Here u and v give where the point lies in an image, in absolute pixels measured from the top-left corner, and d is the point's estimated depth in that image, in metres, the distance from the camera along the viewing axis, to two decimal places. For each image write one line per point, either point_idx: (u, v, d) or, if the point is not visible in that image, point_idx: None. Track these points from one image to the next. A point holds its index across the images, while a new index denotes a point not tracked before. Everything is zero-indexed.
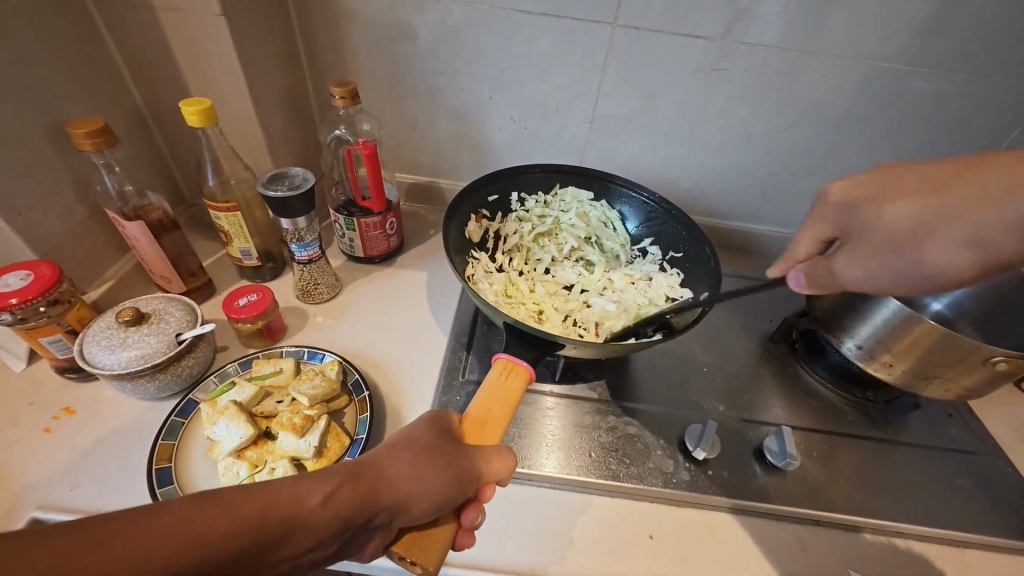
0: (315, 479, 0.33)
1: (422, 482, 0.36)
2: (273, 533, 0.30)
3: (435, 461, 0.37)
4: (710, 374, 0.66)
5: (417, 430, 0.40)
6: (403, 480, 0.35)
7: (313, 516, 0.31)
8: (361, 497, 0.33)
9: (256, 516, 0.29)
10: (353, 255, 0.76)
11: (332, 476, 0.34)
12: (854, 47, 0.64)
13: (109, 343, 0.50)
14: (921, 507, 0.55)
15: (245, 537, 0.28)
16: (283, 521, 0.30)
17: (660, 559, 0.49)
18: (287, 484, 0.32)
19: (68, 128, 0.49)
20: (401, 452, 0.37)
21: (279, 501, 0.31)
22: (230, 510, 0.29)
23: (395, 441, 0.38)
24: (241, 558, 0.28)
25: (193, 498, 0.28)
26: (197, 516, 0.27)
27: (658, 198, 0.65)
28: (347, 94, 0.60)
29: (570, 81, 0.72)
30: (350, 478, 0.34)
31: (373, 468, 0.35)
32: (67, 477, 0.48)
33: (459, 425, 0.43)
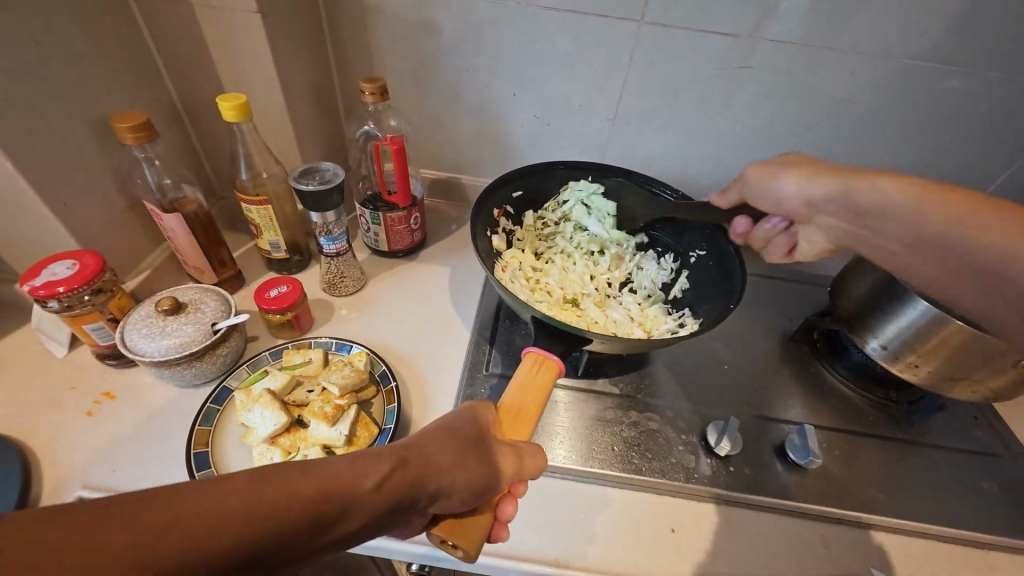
0: (368, 461, 0.34)
1: (465, 473, 0.37)
2: (330, 515, 0.31)
3: (475, 453, 0.38)
4: (731, 372, 0.67)
5: (461, 419, 0.40)
6: (448, 471, 0.36)
7: (366, 499, 0.32)
8: (409, 484, 0.34)
9: (316, 496, 0.30)
10: (377, 249, 0.77)
11: (384, 460, 0.34)
12: (885, 45, 0.63)
13: (150, 331, 0.52)
14: (945, 508, 0.55)
15: (306, 518, 0.30)
16: (339, 503, 0.31)
17: (682, 552, 0.49)
18: (343, 466, 0.33)
19: (112, 122, 0.50)
20: (447, 441, 0.38)
21: (337, 483, 0.32)
22: (291, 489, 0.30)
23: (440, 427, 0.39)
24: (300, 537, 0.29)
25: (256, 476, 0.29)
26: (261, 495, 0.29)
27: (682, 196, 0.65)
28: (376, 90, 0.61)
29: (594, 78, 0.72)
30: (400, 464, 0.35)
31: (421, 455, 0.36)
32: (110, 459, 0.50)
33: (496, 416, 0.44)
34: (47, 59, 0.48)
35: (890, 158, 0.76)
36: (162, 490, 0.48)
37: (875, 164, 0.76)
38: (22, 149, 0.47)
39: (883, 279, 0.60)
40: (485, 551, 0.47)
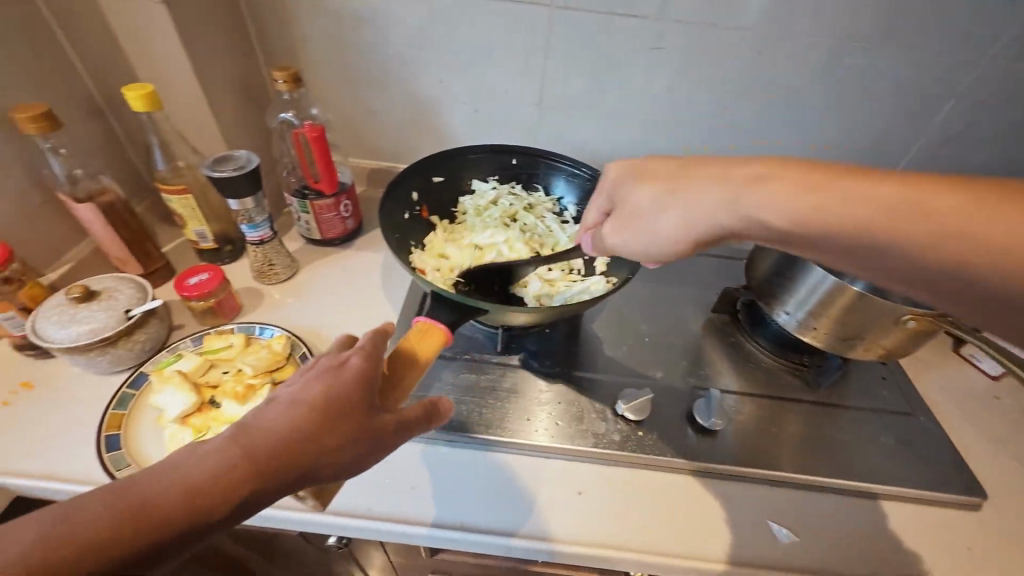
0: (215, 471, 0.31)
1: (337, 458, 0.34)
2: (175, 532, 0.30)
3: (355, 435, 0.35)
4: (652, 344, 0.69)
5: (338, 390, 0.35)
6: (322, 456, 0.34)
7: (221, 509, 0.31)
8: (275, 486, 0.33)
9: (138, 523, 0.29)
10: (311, 238, 0.78)
11: (237, 469, 0.31)
12: (789, 24, 0.66)
13: (61, 319, 0.53)
14: (844, 462, 0.57)
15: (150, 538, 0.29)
16: (187, 520, 0.30)
17: (586, 513, 0.52)
18: (126, 496, 0.29)
19: (13, 113, 0.51)
20: (310, 429, 0.33)
21: (164, 502, 0.29)
22: (100, 525, 0.28)
23: (318, 408, 0.34)
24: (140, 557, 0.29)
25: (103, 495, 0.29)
26: (69, 532, 0.27)
27: (599, 174, 0.66)
28: (289, 77, 0.62)
29: (515, 63, 0.74)
30: (258, 473, 0.32)
31: (284, 448, 0.33)
32: (24, 445, 0.51)
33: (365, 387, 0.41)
34: None
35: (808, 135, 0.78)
36: (74, 472, 0.49)
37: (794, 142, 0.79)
38: None
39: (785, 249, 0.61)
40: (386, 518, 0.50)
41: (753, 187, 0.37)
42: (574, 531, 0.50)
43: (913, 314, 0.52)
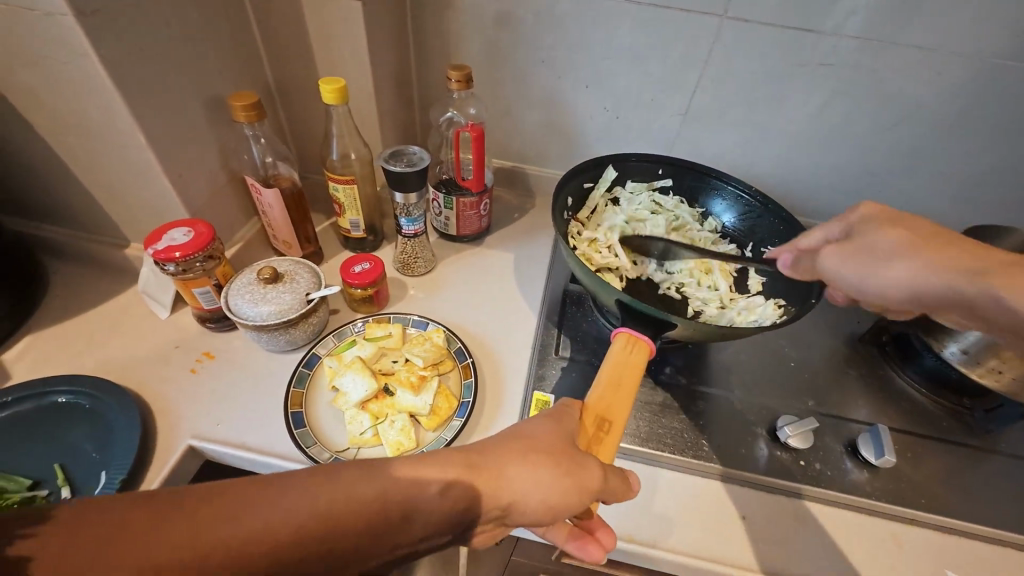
0: (432, 465, 0.32)
1: (538, 489, 0.34)
2: (394, 519, 0.30)
3: (558, 469, 0.34)
4: (797, 369, 0.67)
5: (540, 427, 0.37)
6: (521, 484, 0.34)
7: (430, 505, 0.31)
8: (475, 494, 0.33)
9: (375, 499, 0.30)
10: (446, 233, 0.80)
11: (449, 466, 0.33)
12: (978, 45, 0.62)
13: (252, 297, 0.56)
14: (1021, 517, 0.54)
15: (360, 520, 0.29)
16: (402, 510, 0.30)
17: (751, 539, 0.51)
18: (373, 472, 0.31)
19: (229, 101, 0.54)
20: (517, 449, 0.35)
21: (395, 485, 0.31)
22: (353, 489, 0.30)
23: (516, 436, 0.36)
24: (365, 535, 0.29)
25: (317, 471, 0.30)
26: (326, 491, 0.29)
27: (756, 191, 0.66)
28: (463, 78, 0.63)
29: (668, 72, 0.73)
30: (466, 472, 0.33)
31: (489, 464, 0.34)
32: (213, 414, 0.54)
33: (580, 416, 0.40)
34: (175, 40, 0.51)
35: (971, 162, 0.74)
36: (261, 444, 0.52)
37: (954, 169, 0.75)
38: (150, 119, 0.51)
39: None
40: None
41: (931, 250, 0.39)
42: (742, 557, 0.50)
43: None
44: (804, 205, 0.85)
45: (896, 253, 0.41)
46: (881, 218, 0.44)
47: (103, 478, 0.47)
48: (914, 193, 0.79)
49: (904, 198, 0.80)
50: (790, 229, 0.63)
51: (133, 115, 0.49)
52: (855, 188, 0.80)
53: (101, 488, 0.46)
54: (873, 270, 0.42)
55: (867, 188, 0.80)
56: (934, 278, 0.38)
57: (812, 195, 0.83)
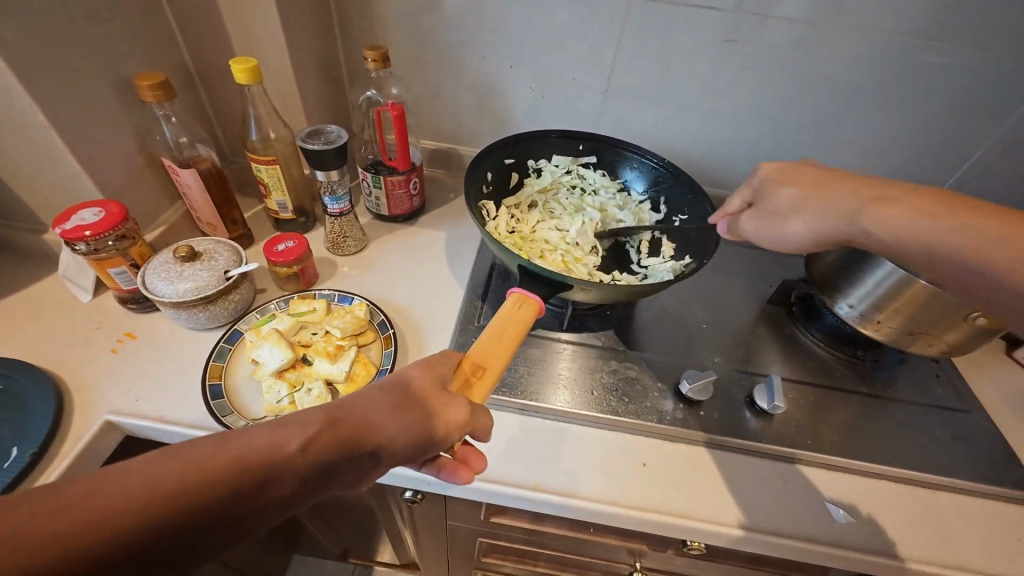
0: (293, 425, 0.32)
1: (404, 428, 0.36)
2: (255, 485, 0.30)
3: (423, 411, 0.37)
4: (709, 331, 0.71)
5: (407, 373, 0.40)
6: (386, 426, 0.36)
7: (293, 463, 0.31)
8: (344, 443, 0.34)
9: (231, 467, 0.29)
10: (379, 213, 0.81)
11: (311, 423, 0.33)
12: (865, 19, 0.66)
13: (168, 275, 0.57)
14: (900, 453, 0.59)
15: (224, 485, 0.29)
16: (263, 472, 0.30)
17: (652, 483, 0.55)
18: (226, 441, 0.30)
19: (135, 80, 0.54)
20: (385, 399, 0.37)
21: (252, 449, 0.30)
22: (204, 462, 0.28)
23: (384, 385, 0.38)
24: (223, 506, 0.29)
25: (158, 455, 0.28)
26: (170, 471, 0.28)
27: (665, 163, 0.69)
28: (378, 57, 0.64)
29: (586, 51, 0.75)
30: (330, 425, 0.33)
31: (356, 414, 0.35)
32: (132, 390, 0.55)
33: (459, 364, 0.44)
34: (75, 20, 0.52)
35: (871, 132, 0.79)
36: (180, 416, 0.53)
37: (856, 139, 0.80)
38: (50, 98, 0.51)
39: (854, 242, 0.63)
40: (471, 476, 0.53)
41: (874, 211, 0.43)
42: (641, 499, 0.53)
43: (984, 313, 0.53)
44: (725, 178, 0.89)
45: (796, 209, 0.49)
46: (777, 175, 0.52)
47: (14, 454, 0.48)
48: (824, 163, 0.84)
49: None
50: (695, 197, 0.67)
51: (32, 95, 0.50)
52: (770, 160, 0.85)
53: (10, 463, 0.47)
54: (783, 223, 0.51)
55: (781, 161, 0.85)
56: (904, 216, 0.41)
57: (732, 168, 0.87)
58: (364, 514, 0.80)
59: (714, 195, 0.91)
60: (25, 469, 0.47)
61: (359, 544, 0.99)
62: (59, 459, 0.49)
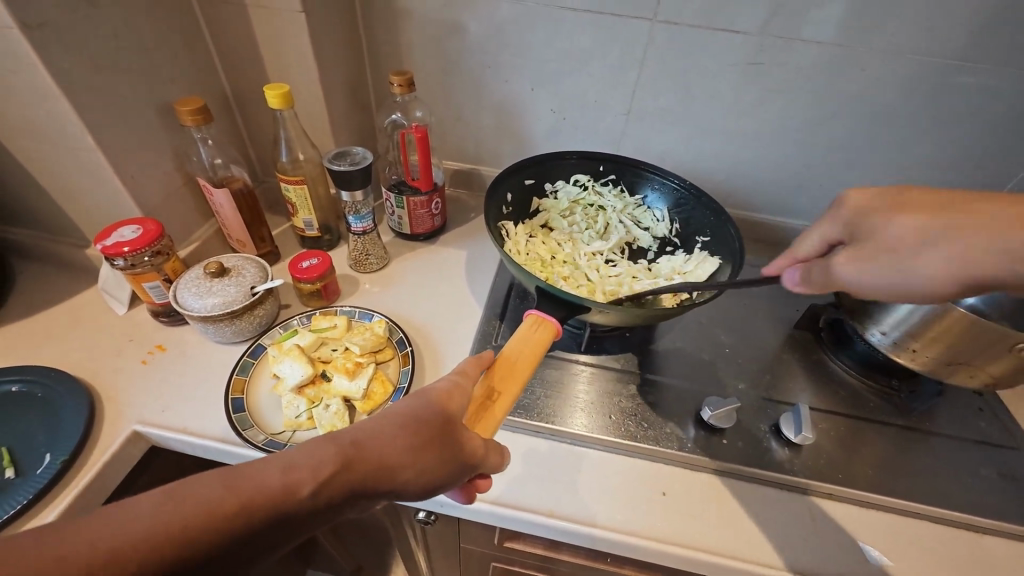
0: (306, 467, 0.32)
1: (418, 471, 0.36)
2: (265, 526, 0.30)
3: (439, 455, 0.37)
4: (732, 355, 0.69)
5: (427, 406, 0.39)
6: (400, 467, 0.35)
7: (305, 506, 0.31)
8: (356, 486, 0.33)
9: (242, 511, 0.29)
10: (401, 232, 0.83)
11: (326, 465, 0.32)
12: (894, 41, 0.65)
13: (198, 290, 0.59)
14: (941, 491, 0.55)
15: (232, 532, 0.29)
16: (273, 514, 0.30)
17: (671, 514, 0.53)
18: (236, 482, 0.30)
19: (176, 106, 0.57)
20: (402, 437, 0.36)
21: (265, 492, 0.30)
22: (213, 506, 0.28)
23: (402, 419, 0.37)
24: (232, 547, 0.29)
25: (167, 496, 0.28)
26: (180, 514, 0.28)
27: (687, 184, 0.69)
28: (404, 82, 0.67)
29: (607, 74, 0.76)
30: (345, 467, 0.33)
31: (371, 453, 0.35)
32: (160, 401, 0.57)
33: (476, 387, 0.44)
34: (125, 51, 0.55)
35: (903, 154, 0.77)
36: (203, 428, 0.55)
37: (887, 161, 0.78)
38: (100, 124, 0.55)
39: None
40: (485, 499, 0.52)
41: (877, 214, 0.40)
42: (658, 530, 0.51)
43: None
44: (748, 199, 0.88)
45: (926, 242, 0.36)
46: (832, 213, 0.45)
47: (47, 460, 0.50)
48: (852, 185, 0.82)
49: (844, 190, 0.83)
50: (717, 217, 0.66)
51: (84, 121, 0.53)
52: (795, 182, 0.83)
53: (43, 470, 0.49)
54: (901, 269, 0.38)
55: (806, 182, 0.83)
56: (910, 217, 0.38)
57: (755, 190, 0.86)
58: (378, 532, 0.79)
59: (736, 216, 0.90)
60: (56, 476, 0.49)
61: (371, 562, 0.98)
62: (87, 468, 0.51)
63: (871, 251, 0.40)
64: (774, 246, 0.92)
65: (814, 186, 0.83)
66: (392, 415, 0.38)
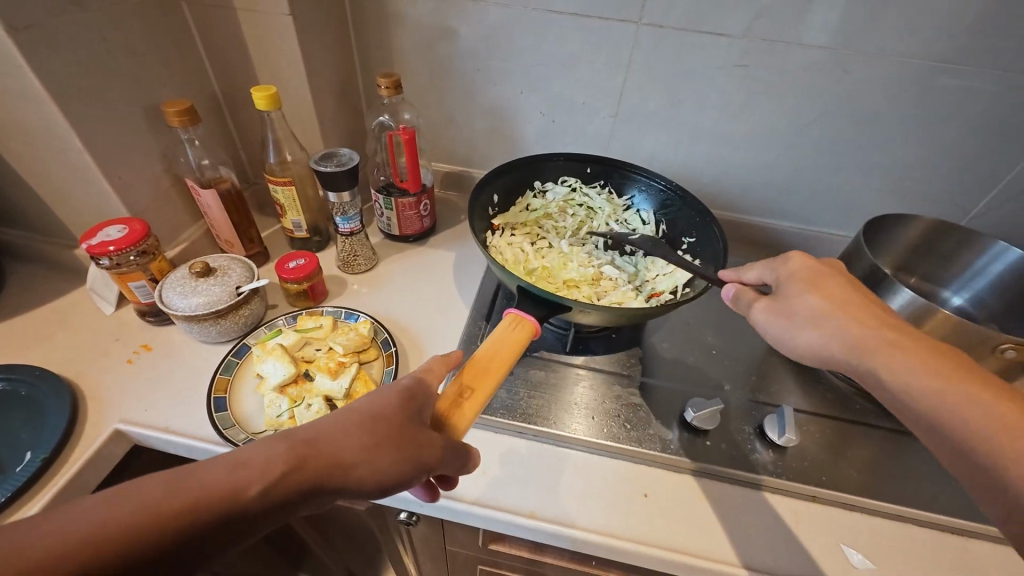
0: (254, 466, 0.32)
1: (374, 468, 0.36)
2: (209, 527, 0.30)
3: (398, 452, 0.37)
4: (718, 357, 0.69)
5: (385, 403, 0.39)
6: (354, 464, 0.35)
7: (250, 507, 0.31)
8: (306, 485, 0.33)
9: (183, 512, 0.29)
10: (390, 233, 0.83)
11: (275, 464, 0.32)
12: (878, 44, 0.66)
13: (183, 290, 0.59)
14: (928, 494, 0.55)
15: (172, 532, 0.29)
16: (217, 514, 0.30)
17: (652, 515, 0.52)
18: (179, 484, 0.30)
19: (163, 107, 0.58)
20: (358, 435, 0.36)
21: (207, 491, 0.30)
22: (153, 506, 0.29)
23: (360, 417, 0.37)
24: (176, 548, 0.29)
25: (106, 498, 0.28)
26: (117, 518, 0.28)
27: (672, 186, 0.69)
28: (391, 84, 0.67)
29: (596, 77, 0.77)
30: (294, 466, 0.33)
31: (323, 451, 0.35)
32: (143, 400, 0.57)
33: (450, 385, 0.44)
34: (112, 53, 0.56)
35: (891, 157, 0.77)
36: (186, 428, 0.55)
37: (875, 163, 0.78)
38: (87, 124, 0.55)
39: (868, 268, 0.61)
40: (465, 500, 0.52)
41: (875, 350, 0.41)
42: (642, 532, 0.51)
43: (1013, 345, 0.50)
44: (738, 202, 0.88)
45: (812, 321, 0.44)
46: (805, 276, 0.47)
47: (27, 458, 0.50)
48: (842, 188, 0.82)
49: (833, 193, 0.83)
50: (703, 219, 0.66)
51: (71, 122, 0.54)
52: (784, 185, 0.84)
53: (22, 468, 0.49)
54: (796, 329, 0.45)
55: (797, 184, 0.83)
56: (929, 384, 0.38)
57: (744, 192, 0.86)
58: (366, 535, 0.79)
59: (727, 219, 0.90)
60: (35, 474, 0.49)
61: (362, 566, 0.97)
62: (67, 467, 0.51)
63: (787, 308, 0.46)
64: (766, 249, 0.92)
65: (803, 188, 0.83)
66: (349, 414, 0.38)
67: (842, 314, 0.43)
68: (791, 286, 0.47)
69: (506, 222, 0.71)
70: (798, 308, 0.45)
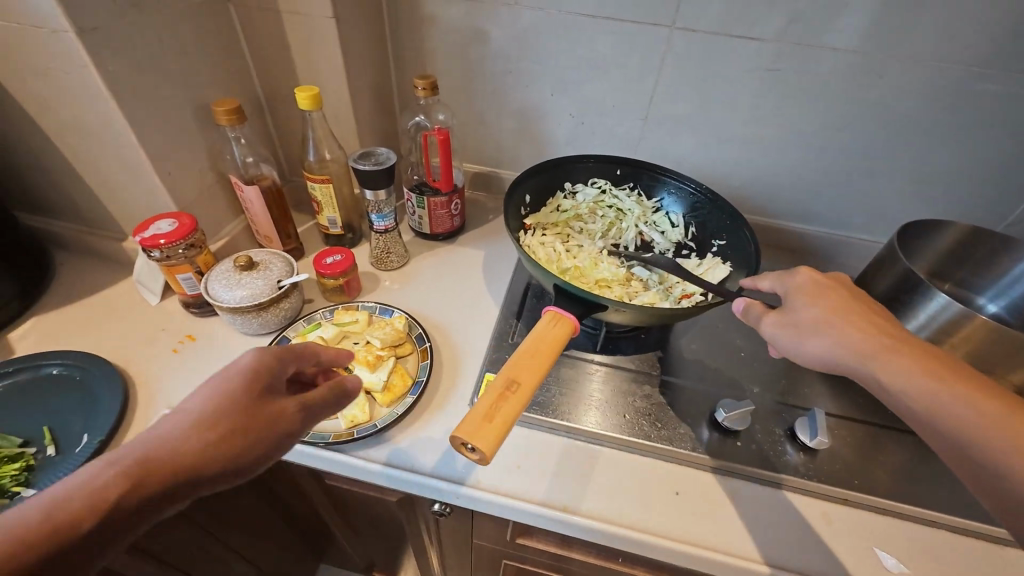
0: (92, 470, 0.32)
1: (206, 456, 0.36)
2: (84, 533, 0.31)
3: (231, 438, 0.37)
4: (747, 359, 0.69)
5: (218, 390, 0.38)
6: (189, 454, 0.35)
7: (112, 509, 0.32)
8: (149, 481, 0.33)
9: (54, 524, 0.30)
10: (421, 232, 0.85)
11: (111, 465, 0.33)
12: (914, 48, 0.65)
13: (228, 282, 0.62)
14: (961, 500, 0.55)
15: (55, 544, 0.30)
16: (88, 521, 0.31)
17: (683, 513, 0.53)
18: (56, 501, 0.31)
19: (213, 106, 0.60)
20: (190, 426, 0.36)
21: (65, 502, 0.31)
22: (40, 523, 0.30)
23: (193, 407, 0.37)
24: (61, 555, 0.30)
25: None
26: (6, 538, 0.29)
27: (703, 188, 0.69)
28: (428, 85, 0.69)
29: (626, 80, 0.77)
30: (135, 466, 0.33)
31: (165, 447, 0.35)
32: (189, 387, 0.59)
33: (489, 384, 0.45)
34: (166, 54, 0.58)
35: (925, 162, 0.76)
36: None
37: (908, 168, 0.77)
38: (142, 122, 0.58)
39: (903, 273, 0.61)
40: (500, 492, 0.53)
41: (885, 357, 0.42)
42: (673, 528, 0.52)
43: None
44: (766, 206, 0.88)
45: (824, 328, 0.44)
46: (810, 289, 0.48)
47: (84, 439, 0.53)
48: (873, 192, 0.82)
49: (864, 197, 0.83)
50: (734, 222, 0.66)
51: (128, 120, 0.56)
52: (813, 189, 0.83)
53: (80, 449, 0.51)
54: (807, 336, 0.45)
55: (826, 188, 0.83)
56: (927, 387, 0.39)
57: (773, 196, 0.86)
58: (392, 525, 0.80)
59: (755, 222, 0.90)
60: (92, 455, 0.51)
61: (384, 557, 0.99)
62: None
63: (792, 319, 0.47)
64: (793, 253, 0.92)
65: (833, 193, 0.83)
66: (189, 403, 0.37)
67: (845, 323, 0.44)
68: (797, 298, 0.47)
69: (537, 221, 0.72)
70: (805, 317, 0.46)
